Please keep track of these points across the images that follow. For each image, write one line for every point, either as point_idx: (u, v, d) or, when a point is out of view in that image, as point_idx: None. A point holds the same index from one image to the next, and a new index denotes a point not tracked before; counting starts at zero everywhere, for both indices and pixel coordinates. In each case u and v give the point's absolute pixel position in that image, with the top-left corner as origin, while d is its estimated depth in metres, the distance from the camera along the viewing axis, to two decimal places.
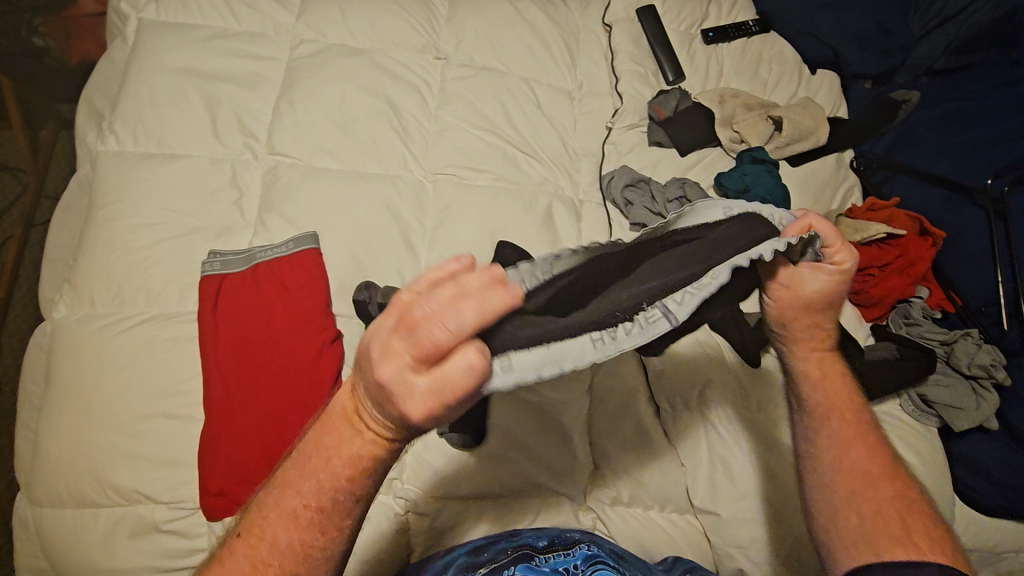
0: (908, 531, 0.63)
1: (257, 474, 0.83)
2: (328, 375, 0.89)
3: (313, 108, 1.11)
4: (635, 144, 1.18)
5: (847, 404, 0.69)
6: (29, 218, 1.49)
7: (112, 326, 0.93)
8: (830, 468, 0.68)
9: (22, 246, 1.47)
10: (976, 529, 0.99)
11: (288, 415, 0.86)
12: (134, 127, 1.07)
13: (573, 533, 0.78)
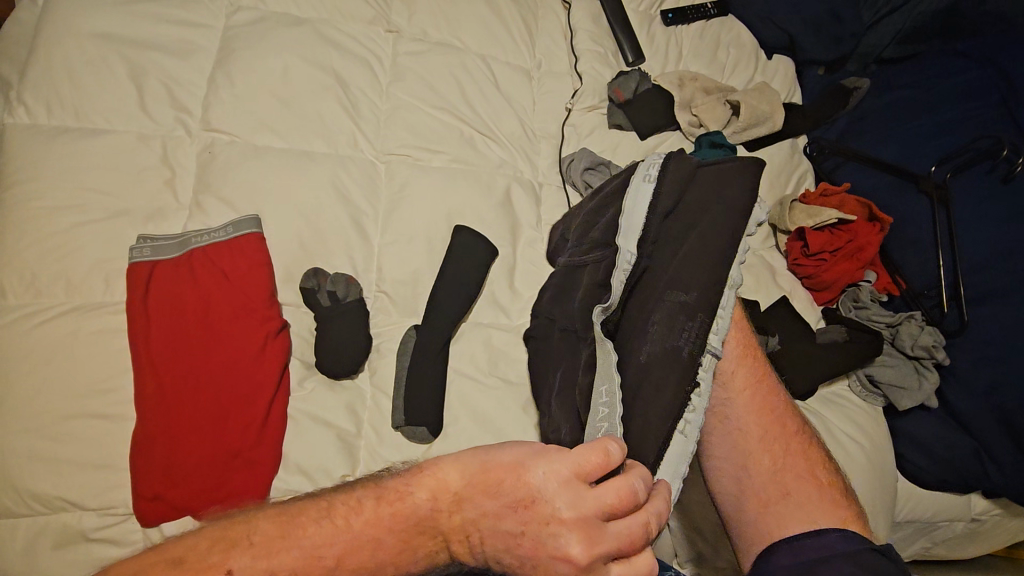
0: (799, 471, 0.78)
1: (201, 476, 0.78)
2: (276, 369, 0.84)
3: (253, 81, 1.03)
4: (595, 126, 1.16)
5: (743, 362, 0.83)
6: None
7: (25, 319, 0.84)
8: (727, 436, 0.81)
9: None
10: (915, 501, 1.05)
11: (233, 412, 0.81)
12: (48, 97, 0.96)
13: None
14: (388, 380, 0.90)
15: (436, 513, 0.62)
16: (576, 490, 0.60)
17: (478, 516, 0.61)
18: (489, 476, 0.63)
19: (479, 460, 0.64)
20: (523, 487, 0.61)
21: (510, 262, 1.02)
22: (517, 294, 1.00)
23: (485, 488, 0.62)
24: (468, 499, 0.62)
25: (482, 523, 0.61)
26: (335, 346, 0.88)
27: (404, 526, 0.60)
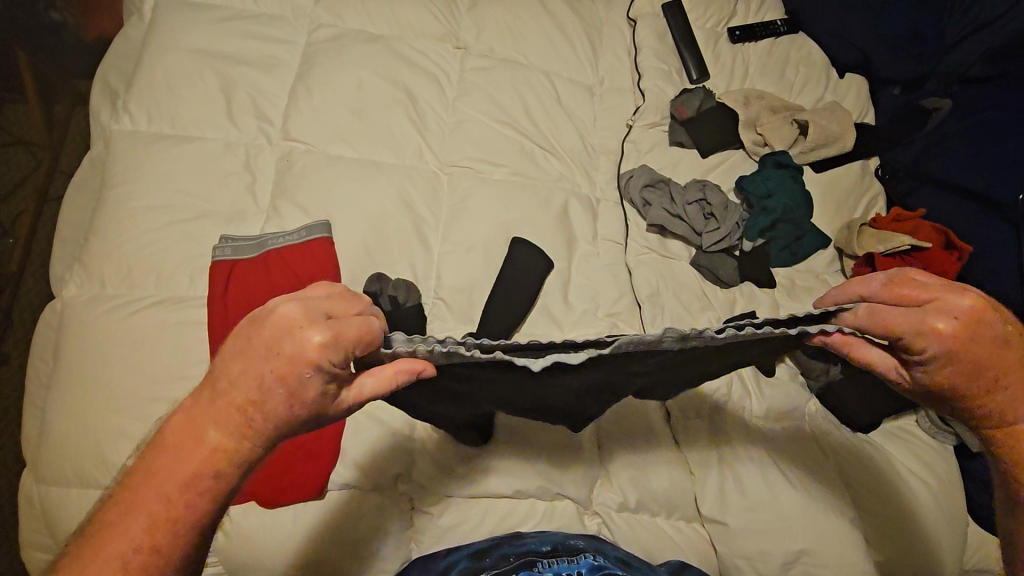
0: None
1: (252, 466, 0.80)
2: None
3: (329, 94, 1.09)
4: (656, 143, 1.15)
5: None
6: (42, 194, 1.50)
7: (120, 308, 0.92)
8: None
9: (35, 222, 1.49)
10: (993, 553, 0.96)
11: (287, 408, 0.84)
12: (149, 106, 1.06)
13: (576, 540, 0.79)
14: None
15: (226, 395, 0.49)
16: (287, 337, 0.49)
17: (249, 395, 0.49)
18: (242, 351, 0.50)
19: (228, 348, 0.51)
20: (263, 338, 0.49)
21: (565, 275, 1.03)
22: (571, 307, 1.01)
23: (244, 367, 0.49)
24: (225, 375, 0.50)
25: (264, 394, 0.48)
26: None
27: (222, 420, 0.49)
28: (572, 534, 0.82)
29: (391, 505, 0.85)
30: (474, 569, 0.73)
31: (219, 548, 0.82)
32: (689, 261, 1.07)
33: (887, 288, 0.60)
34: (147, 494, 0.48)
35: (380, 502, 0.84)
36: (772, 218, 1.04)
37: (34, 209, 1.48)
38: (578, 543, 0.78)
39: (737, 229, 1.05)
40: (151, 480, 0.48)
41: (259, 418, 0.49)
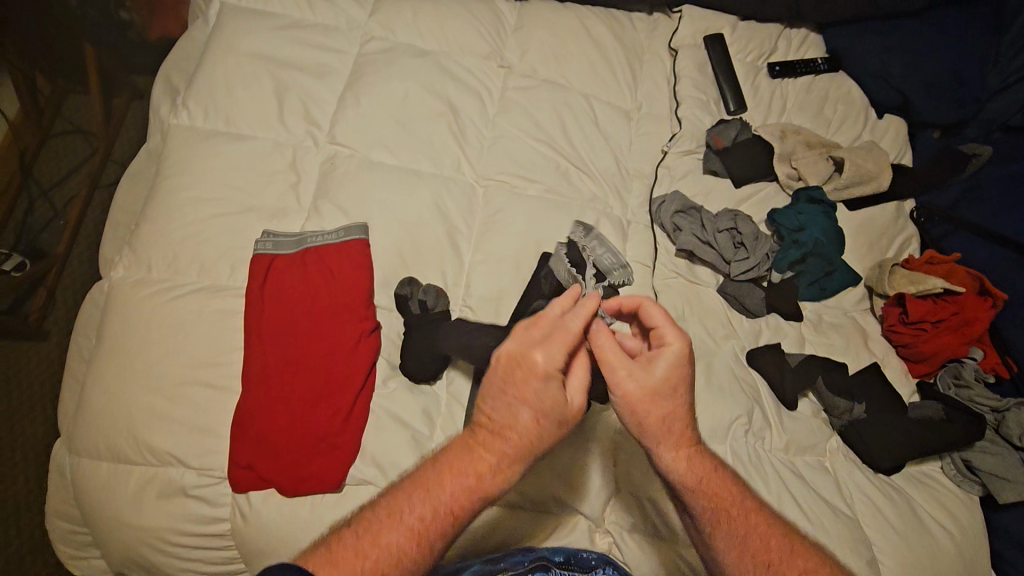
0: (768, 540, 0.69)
1: (278, 452, 0.85)
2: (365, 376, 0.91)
3: (376, 103, 1.13)
4: (689, 170, 1.17)
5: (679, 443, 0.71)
6: (94, 180, 1.59)
7: (163, 292, 0.96)
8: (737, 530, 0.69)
9: (85, 206, 1.58)
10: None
11: (318, 401, 0.88)
12: (206, 104, 1.11)
13: (588, 553, 0.83)
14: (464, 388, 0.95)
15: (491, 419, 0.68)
16: (560, 343, 0.66)
17: (530, 419, 0.66)
18: (490, 393, 0.68)
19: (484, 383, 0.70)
20: (512, 372, 0.66)
21: None
22: None
23: (519, 396, 0.66)
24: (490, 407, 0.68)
25: (508, 416, 0.67)
26: (418, 352, 0.94)
27: (466, 451, 0.68)
28: (582, 550, 0.84)
29: None
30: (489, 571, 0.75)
31: (236, 532, 0.86)
32: (715, 288, 1.07)
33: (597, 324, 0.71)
34: (396, 517, 0.63)
35: None
36: (804, 251, 1.04)
37: (85, 193, 1.57)
38: (590, 557, 0.81)
39: (766, 260, 1.05)
40: (421, 480, 0.66)
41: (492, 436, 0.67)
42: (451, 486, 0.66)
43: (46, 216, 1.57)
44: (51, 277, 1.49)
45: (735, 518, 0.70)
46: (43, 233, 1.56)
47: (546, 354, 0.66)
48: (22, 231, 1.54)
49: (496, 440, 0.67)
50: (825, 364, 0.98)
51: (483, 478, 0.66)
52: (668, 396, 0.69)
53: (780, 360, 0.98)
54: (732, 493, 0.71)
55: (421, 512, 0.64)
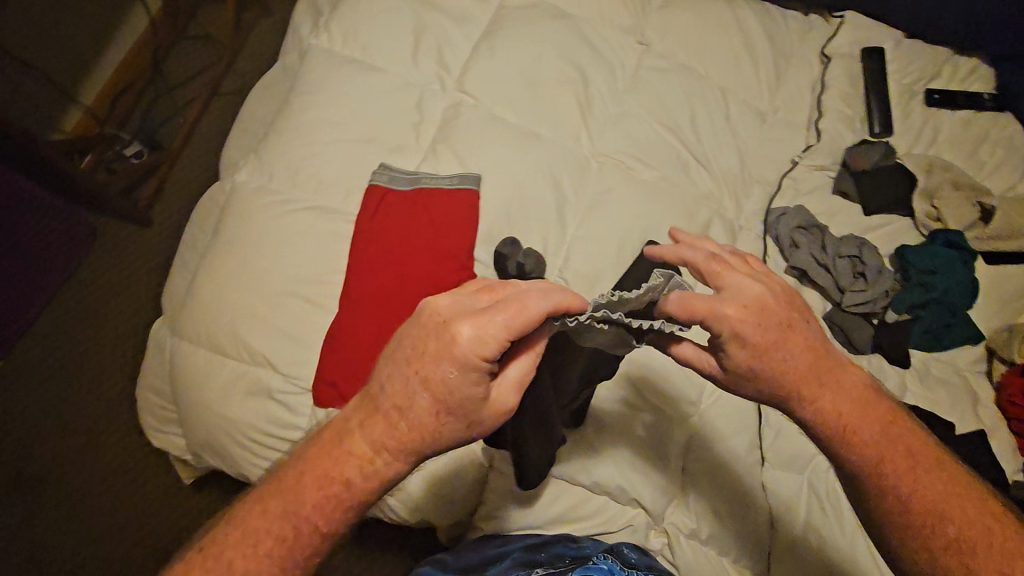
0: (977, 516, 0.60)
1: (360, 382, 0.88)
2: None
3: (509, 58, 1.12)
4: (817, 187, 1.10)
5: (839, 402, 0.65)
6: (214, 86, 1.68)
7: (281, 204, 1.00)
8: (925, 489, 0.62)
9: (203, 108, 1.67)
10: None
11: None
12: (347, 31, 1.13)
13: (631, 552, 0.82)
14: None
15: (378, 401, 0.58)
16: (493, 327, 0.54)
17: (429, 408, 0.56)
18: (403, 370, 0.56)
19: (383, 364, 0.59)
20: (434, 338, 0.55)
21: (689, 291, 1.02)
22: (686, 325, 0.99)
23: (422, 375, 0.55)
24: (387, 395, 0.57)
25: (415, 396, 0.56)
26: None
27: (370, 429, 0.57)
28: (622, 543, 0.84)
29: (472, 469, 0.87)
30: (529, 560, 0.77)
31: None
32: (823, 315, 1.01)
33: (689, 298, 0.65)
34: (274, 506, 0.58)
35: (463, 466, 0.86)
36: (928, 296, 0.98)
37: (204, 95, 1.66)
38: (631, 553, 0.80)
39: (884, 296, 0.99)
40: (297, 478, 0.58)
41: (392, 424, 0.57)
42: (320, 486, 0.57)
43: (167, 112, 1.67)
44: (163, 169, 1.61)
45: (893, 461, 0.63)
46: (162, 128, 1.67)
47: (462, 347, 0.54)
48: (143, 122, 1.66)
49: (387, 433, 0.57)
50: (925, 419, 0.93)
51: (359, 479, 0.58)
52: (772, 361, 0.63)
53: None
54: (883, 430, 0.64)
55: (297, 513, 0.57)
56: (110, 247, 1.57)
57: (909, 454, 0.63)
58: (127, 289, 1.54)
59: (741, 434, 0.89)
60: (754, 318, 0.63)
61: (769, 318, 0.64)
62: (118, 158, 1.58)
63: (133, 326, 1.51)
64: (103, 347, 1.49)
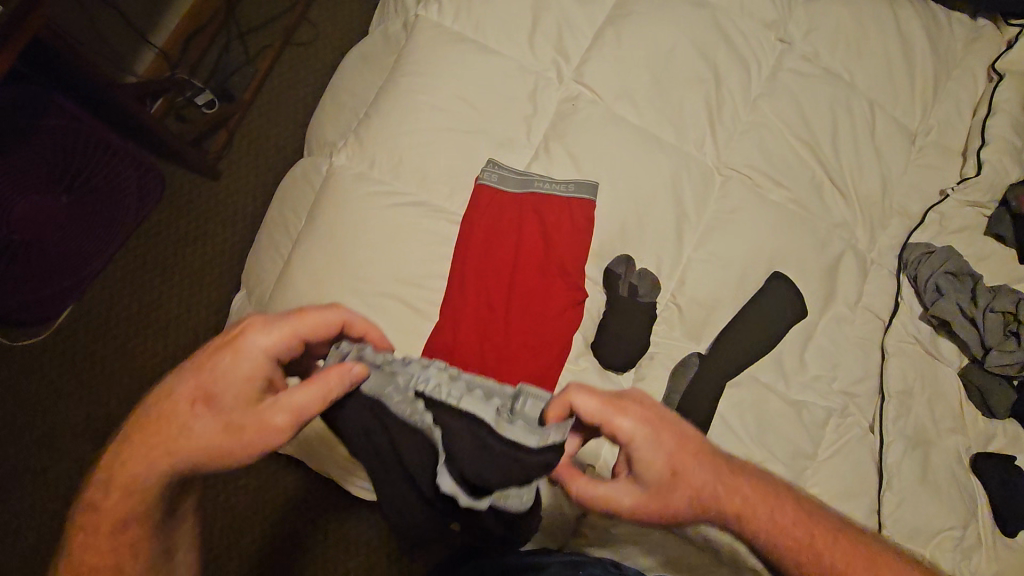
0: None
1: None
2: (557, 348, 0.87)
3: (636, 48, 1.00)
4: (965, 226, 0.99)
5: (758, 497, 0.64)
6: (288, 35, 1.59)
7: (381, 195, 0.93)
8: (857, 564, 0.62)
9: (275, 60, 1.59)
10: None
11: (505, 366, 0.86)
12: (459, 3, 1.02)
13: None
14: (656, 390, 0.88)
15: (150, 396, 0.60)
16: (276, 325, 0.60)
17: (217, 419, 0.57)
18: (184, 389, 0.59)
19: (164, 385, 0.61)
20: (193, 393, 0.58)
21: (813, 330, 0.93)
22: (805, 367, 0.91)
23: (214, 372, 0.59)
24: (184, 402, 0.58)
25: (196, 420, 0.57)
26: (617, 340, 0.89)
27: (144, 430, 0.57)
28: None
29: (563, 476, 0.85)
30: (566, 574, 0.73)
31: None
32: (955, 370, 0.93)
33: (591, 405, 0.60)
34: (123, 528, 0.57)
35: None
36: None
37: (277, 46, 1.57)
38: None
39: None
40: (119, 477, 0.57)
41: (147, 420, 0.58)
42: (145, 482, 0.57)
43: (239, 60, 1.58)
44: (233, 121, 1.52)
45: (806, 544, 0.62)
46: (234, 77, 1.56)
47: (245, 360, 0.58)
48: (214, 70, 1.57)
49: (182, 411, 0.57)
50: None
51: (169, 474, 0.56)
52: (688, 459, 0.61)
53: (1008, 477, 0.85)
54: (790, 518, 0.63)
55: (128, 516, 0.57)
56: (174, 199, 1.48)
57: (814, 532, 0.63)
58: (192, 243, 1.46)
59: (857, 495, 0.84)
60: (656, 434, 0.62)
61: (666, 429, 0.62)
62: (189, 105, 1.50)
63: (200, 282, 1.44)
64: (167, 301, 1.42)
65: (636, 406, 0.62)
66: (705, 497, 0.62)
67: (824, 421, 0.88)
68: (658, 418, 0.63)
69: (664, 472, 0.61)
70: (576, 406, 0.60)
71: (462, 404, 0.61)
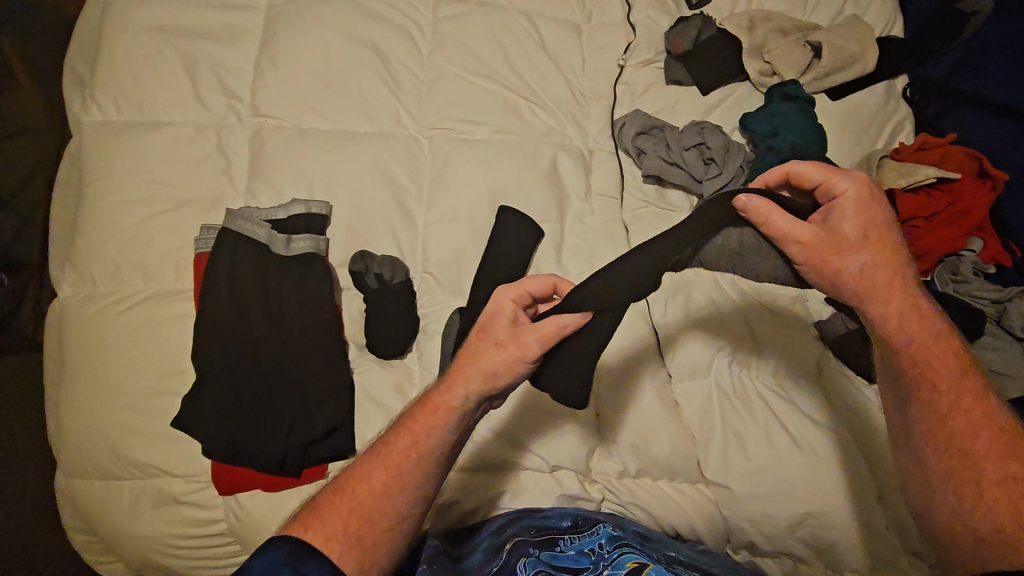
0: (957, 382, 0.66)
1: (263, 467, 0.84)
2: (339, 370, 0.87)
3: (295, 61, 1.02)
4: (651, 84, 1.05)
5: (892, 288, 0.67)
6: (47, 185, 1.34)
7: (113, 305, 0.93)
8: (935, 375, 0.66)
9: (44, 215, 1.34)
10: None
11: (282, 413, 0.85)
12: (117, 95, 1.01)
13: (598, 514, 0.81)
14: (433, 362, 0.91)
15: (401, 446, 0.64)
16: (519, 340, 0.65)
17: (502, 361, 0.65)
18: (396, 422, 0.67)
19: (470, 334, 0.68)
20: (478, 348, 0.67)
21: (558, 237, 0.99)
22: (565, 271, 0.97)
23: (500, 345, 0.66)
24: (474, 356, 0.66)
25: (366, 482, 0.63)
26: (379, 331, 0.90)
27: (390, 459, 0.63)
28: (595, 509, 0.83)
29: None
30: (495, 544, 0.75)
31: (234, 531, 0.88)
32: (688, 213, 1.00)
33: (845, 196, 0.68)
34: (362, 493, 0.62)
35: None
36: (781, 158, 0.93)
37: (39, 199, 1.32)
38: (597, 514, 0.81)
39: (741, 173, 0.97)
40: (354, 478, 0.63)
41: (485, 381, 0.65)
42: (369, 496, 0.62)
43: None
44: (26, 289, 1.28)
45: (955, 434, 0.64)
46: None
47: (492, 356, 0.65)
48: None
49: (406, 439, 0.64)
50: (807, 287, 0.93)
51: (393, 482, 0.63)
52: (850, 255, 0.66)
53: (619, 290, 0.67)
54: (943, 422, 0.65)
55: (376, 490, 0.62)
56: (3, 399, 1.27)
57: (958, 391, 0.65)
58: (3, 423, 1.26)
59: (643, 361, 0.88)
60: (864, 220, 0.68)
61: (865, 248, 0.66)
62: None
63: (27, 460, 1.24)
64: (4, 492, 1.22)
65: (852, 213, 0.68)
66: (888, 314, 0.66)
67: None
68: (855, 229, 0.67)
69: (845, 270, 0.66)
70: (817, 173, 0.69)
71: (249, 234, 0.91)
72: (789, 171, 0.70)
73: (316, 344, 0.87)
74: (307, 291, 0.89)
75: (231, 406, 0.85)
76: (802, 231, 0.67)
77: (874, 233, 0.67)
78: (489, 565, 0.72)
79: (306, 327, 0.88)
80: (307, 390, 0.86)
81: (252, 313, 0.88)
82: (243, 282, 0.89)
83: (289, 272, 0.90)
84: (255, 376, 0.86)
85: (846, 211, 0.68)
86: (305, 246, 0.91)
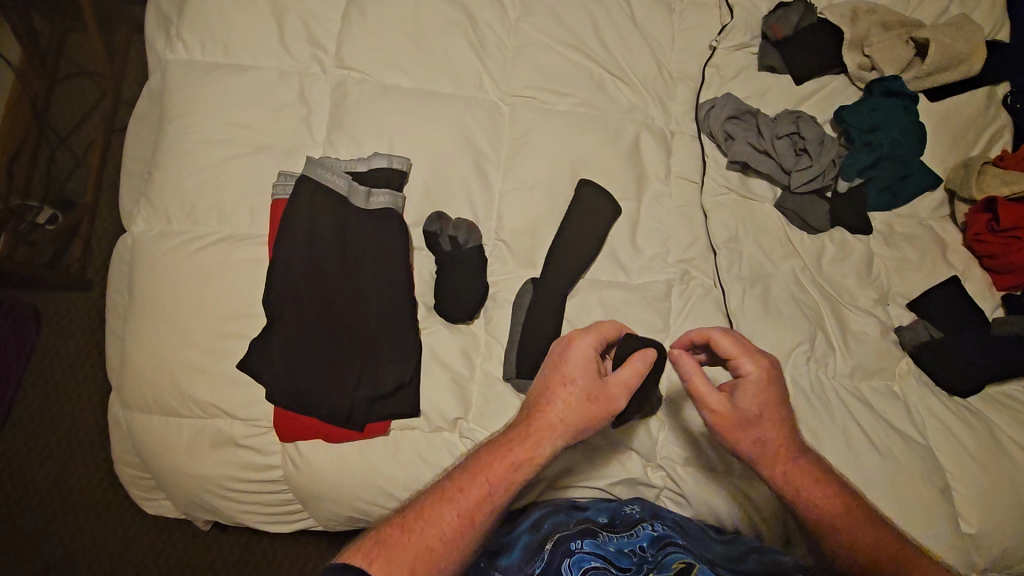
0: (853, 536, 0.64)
1: (328, 417, 0.83)
2: (409, 328, 0.87)
3: (384, 16, 1.01)
4: (742, 69, 1.03)
5: (779, 454, 0.66)
6: (111, 125, 1.36)
7: (186, 244, 0.92)
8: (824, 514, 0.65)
9: (105, 155, 1.36)
10: None
11: (350, 365, 0.85)
12: (202, 35, 1.00)
13: (633, 507, 0.80)
14: (501, 329, 0.90)
15: (503, 466, 0.65)
16: (608, 387, 0.68)
17: (581, 399, 0.67)
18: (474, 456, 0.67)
19: (552, 364, 0.70)
20: (562, 382, 0.68)
21: (634, 216, 0.96)
22: (640, 252, 0.94)
23: (585, 389, 0.67)
24: (554, 394, 0.68)
25: (438, 514, 0.61)
26: (451, 293, 0.89)
27: (476, 487, 0.63)
28: (632, 500, 0.81)
29: (438, 442, 0.86)
30: (536, 543, 0.74)
31: (290, 478, 0.88)
32: (773, 203, 0.97)
33: (749, 370, 0.67)
34: (431, 522, 0.61)
35: (427, 438, 0.86)
36: (876, 155, 0.92)
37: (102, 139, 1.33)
38: (634, 509, 0.79)
39: (833, 167, 0.94)
40: (439, 502, 0.62)
41: (563, 423, 0.66)
42: (452, 518, 0.61)
43: (68, 165, 1.36)
44: (84, 227, 1.30)
45: None
46: (70, 184, 1.35)
47: (576, 393, 0.67)
48: (46, 183, 1.34)
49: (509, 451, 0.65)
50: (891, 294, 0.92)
51: (483, 507, 0.63)
52: (751, 419, 0.66)
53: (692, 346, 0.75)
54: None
55: (458, 516, 0.62)
56: (53, 333, 1.28)
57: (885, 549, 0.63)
58: (54, 355, 1.27)
59: None
60: (767, 399, 0.67)
61: (760, 422, 0.66)
62: (33, 229, 1.24)
63: (74, 394, 1.26)
64: (51, 424, 1.24)
65: (753, 380, 0.67)
66: (778, 483, 0.66)
67: (667, 294, 0.91)
68: (762, 411, 0.66)
69: (748, 441, 0.66)
70: (732, 355, 0.67)
71: (329, 184, 0.90)
72: (709, 338, 0.69)
73: (391, 301, 0.87)
74: (385, 245, 0.89)
75: (302, 354, 0.85)
76: (712, 403, 0.66)
77: (773, 403, 0.67)
78: (532, 565, 0.72)
79: (382, 283, 0.88)
80: (379, 345, 0.86)
81: (328, 263, 0.88)
82: (320, 231, 0.89)
83: (367, 227, 0.90)
84: (326, 324, 0.86)
85: (748, 385, 0.67)
86: (386, 201, 0.91)
